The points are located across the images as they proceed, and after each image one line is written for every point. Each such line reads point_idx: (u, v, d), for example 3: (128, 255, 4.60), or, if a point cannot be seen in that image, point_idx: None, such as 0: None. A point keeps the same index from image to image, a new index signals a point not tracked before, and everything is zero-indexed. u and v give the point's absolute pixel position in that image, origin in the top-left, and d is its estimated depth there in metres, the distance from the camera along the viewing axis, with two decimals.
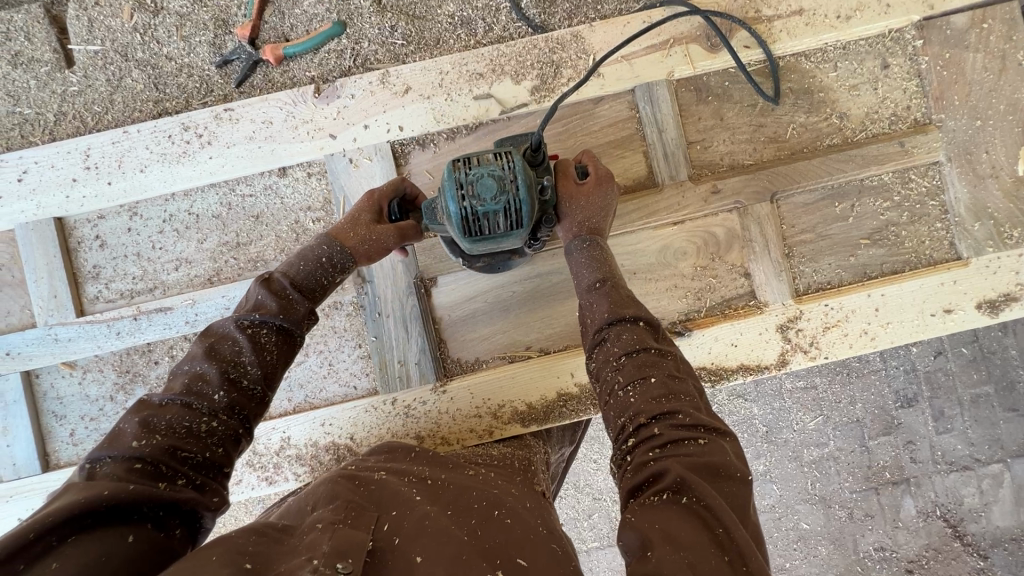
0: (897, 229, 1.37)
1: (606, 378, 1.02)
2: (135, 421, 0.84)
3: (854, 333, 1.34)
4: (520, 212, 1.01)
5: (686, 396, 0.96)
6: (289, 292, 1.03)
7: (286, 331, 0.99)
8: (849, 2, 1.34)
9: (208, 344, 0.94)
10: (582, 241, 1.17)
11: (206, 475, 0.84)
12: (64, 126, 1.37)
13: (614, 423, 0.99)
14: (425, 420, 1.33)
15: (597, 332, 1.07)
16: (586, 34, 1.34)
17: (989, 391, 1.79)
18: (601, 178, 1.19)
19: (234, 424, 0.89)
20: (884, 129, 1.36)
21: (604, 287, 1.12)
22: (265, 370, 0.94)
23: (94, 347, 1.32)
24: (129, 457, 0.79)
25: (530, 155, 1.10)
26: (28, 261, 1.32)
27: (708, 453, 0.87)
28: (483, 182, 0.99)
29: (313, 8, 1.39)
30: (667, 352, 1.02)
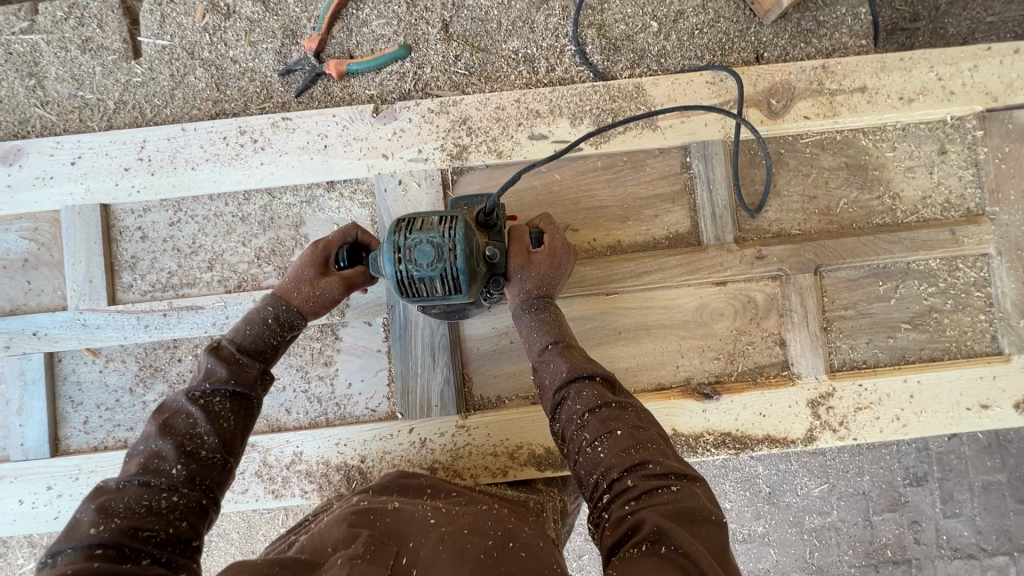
0: (939, 316, 1.34)
1: (572, 437, 1.00)
2: (91, 507, 0.83)
3: (885, 418, 1.31)
4: (458, 280, 1.01)
5: (654, 444, 0.96)
6: (239, 356, 1.06)
7: (240, 395, 1.02)
8: (914, 85, 1.33)
9: (162, 421, 0.96)
10: (533, 306, 1.17)
11: (172, 550, 0.83)
12: (123, 115, 1.39)
13: (587, 482, 0.96)
14: (440, 452, 1.31)
15: (559, 392, 1.05)
16: (648, 86, 1.34)
17: (1002, 480, 1.75)
18: (553, 249, 1.20)
19: (196, 495, 0.90)
20: (936, 215, 1.35)
21: (561, 346, 1.12)
22: (224, 436, 0.96)
23: (120, 338, 1.32)
24: (88, 545, 0.77)
25: (483, 219, 1.12)
26: (69, 244, 1.33)
27: (681, 500, 0.85)
28: (420, 248, 1.00)
29: (381, 29, 1.40)
30: (628, 404, 1.02)
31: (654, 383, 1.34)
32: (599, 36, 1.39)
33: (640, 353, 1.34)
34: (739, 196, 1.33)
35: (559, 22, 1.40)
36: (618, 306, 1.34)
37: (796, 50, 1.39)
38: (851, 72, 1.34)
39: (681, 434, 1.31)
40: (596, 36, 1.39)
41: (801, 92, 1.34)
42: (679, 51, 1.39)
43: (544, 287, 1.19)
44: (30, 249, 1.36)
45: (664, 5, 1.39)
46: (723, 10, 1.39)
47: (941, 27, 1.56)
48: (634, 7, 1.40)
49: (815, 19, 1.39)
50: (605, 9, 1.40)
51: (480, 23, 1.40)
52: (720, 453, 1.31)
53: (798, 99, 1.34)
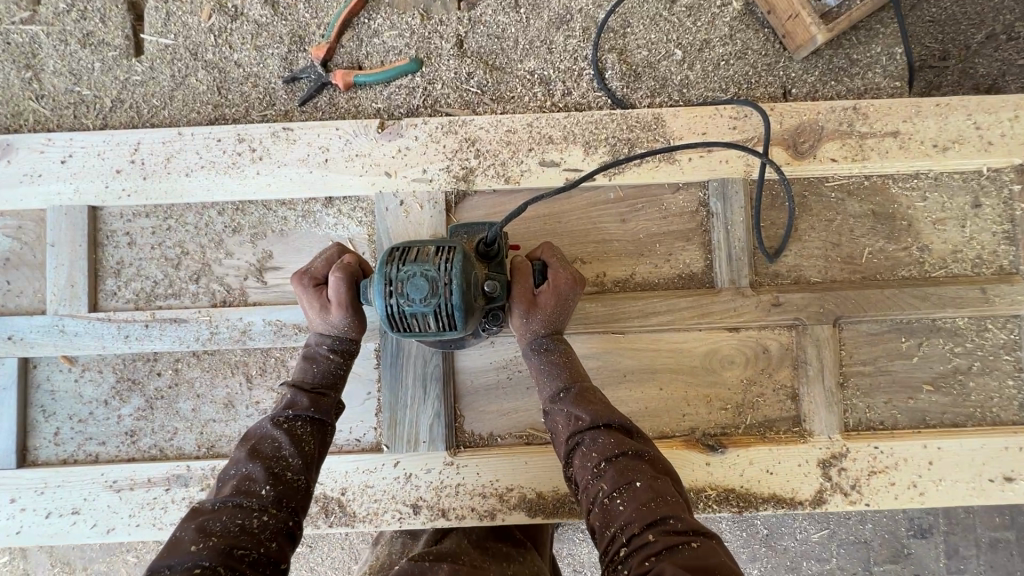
0: (964, 378, 1.26)
1: (586, 486, 0.94)
2: (191, 527, 0.84)
3: (901, 484, 1.23)
4: (452, 316, 0.94)
5: (674, 497, 0.90)
6: (317, 386, 1.08)
7: (318, 423, 1.04)
8: (949, 132, 1.26)
9: (250, 446, 0.98)
10: (542, 347, 1.11)
11: (262, 572, 0.82)
12: (119, 114, 1.34)
13: (602, 535, 0.89)
14: (426, 490, 1.23)
15: (573, 437, 1.00)
16: (668, 118, 1.27)
17: (1010, 537, 1.65)
18: (558, 287, 1.11)
19: (284, 517, 0.90)
20: (966, 271, 1.27)
21: (574, 391, 1.05)
22: (307, 460, 0.98)
23: (98, 348, 1.25)
24: (187, 565, 0.77)
25: (484, 249, 1.04)
26: (53, 245, 1.27)
27: (703, 557, 0.79)
28: (413, 282, 0.94)
29: (393, 41, 1.35)
30: (646, 451, 0.96)
31: (655, 431, 1.26)
32: (619, 61, 1.33)
33: (643, 398, 1.27)
34: (756, 234, 1.25)
35: (579, 45, 1.34)
36: (623, 348, 1.27)
37: (827, 88, 1.32)
38: (884, 115, 1.27)
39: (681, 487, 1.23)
40: (616, 61, 1.33)
41: (829, 133, 1.27)
42: (702, 82, 1.32)
43: (552, 325, 1.12)
44: (12, 248, 1.30)
45: (690, 33, 1.33)
46: (751, 42, 1.33)
47: (970, 67, 1.48)
48: (658, 33, 1.34)
49: (848, 57, 1.32)
50: (628, 33, 1.34)
51: (496, 41, 1.34)
52: (721, 510, 1.22)
53: (826, 140, 1.27)
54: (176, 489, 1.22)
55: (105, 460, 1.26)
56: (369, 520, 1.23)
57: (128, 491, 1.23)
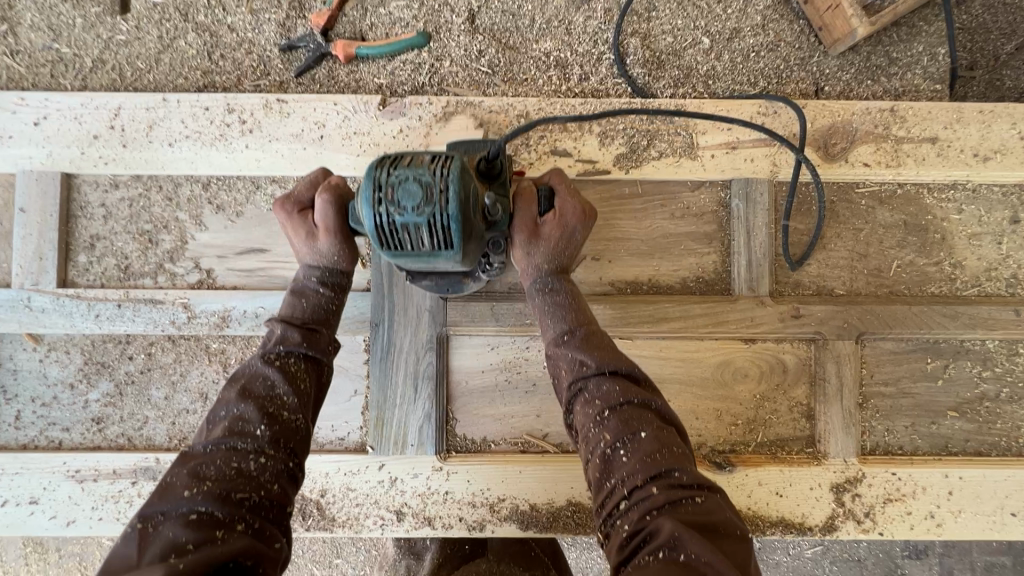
0: (991, 405, 1.19)
1: (587, 434, 0.85)
2: (183, 472, 0.75)
3: (918, 513, 1.15)
4: (449, 231, 0.81)
5: (679, 447, 0.82)
6: (311, 321, 0.95)
7: (314, 361, 0.92)
8: (991, 141, 1.18)
9: (240, 386, 0.86)
10: (546, 284, 1.00)
11: (264, 516, 0.75)
12: (99, 76, 1.24)
13: (601, 486, 0.81)
14: (412, 496, 1.15)
15: (574, 382, 0.90)
16: (691, 109, 1.18)
17: (1006, 561, 1.57)
18: (564, 218, 1.00)
19: (283, 458, 0.80)
20: (999, 290, 1.20)
21: (580, 334, 0.94)
22: (304, 398, 0.86)
23: (66, 327, 1.16)
24: (184, 510, 0.70)
25: (484, 167, 0.91)
26: (21, 214, 1.17)
27: (707, 513, 0.74)
28: (405, 187, 0.80)
29: (400, 11, 1.25)
30: (653, 401, 0.86)
31: None
32: (642, 47, 1.24)
33: None
34: (784, 236, 1.18)
35: (600, 27, 1.25)
36: (630, 354, 1.19)
37: (862, 87, 1.23)
38: (923, 119, 1.18)
39: None
40: (638, 47, 1.24)
41: (863, 136, 1.18)
42: (730, 74, 1.23)
43: (557, 260, 1.01)
44: None
45: (719, 20, 1.24)
46: (784, 33, 1.23)
47: (997, 80, 1.40)
48: (685, 18, 1.24)
49: (887, 54, 1.23)
50: (652, 17, 1.25)
51: (511, 18, 1.25)
52: None
53: (860, 143, 1.18)
54: (144, 483, 1.14)
55: (68, 448, 1.18)
56: (348, 525, 1.15)
57: (91, 482, 1.14)
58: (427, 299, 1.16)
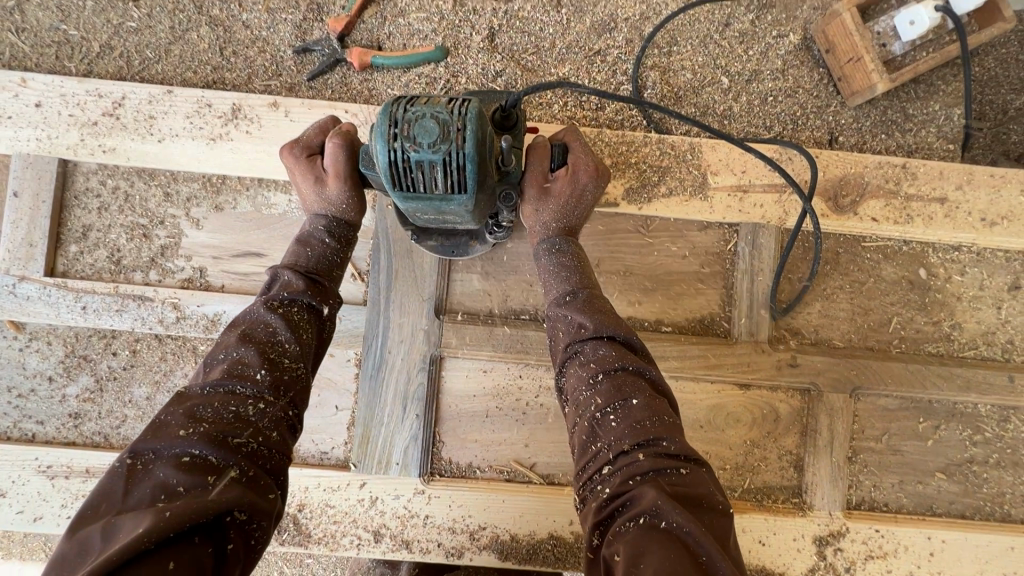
0: (978, 469, 1.19)
1: (579, 398, 0.84)
2: (178, 411, 0.72)
3: (898, 572, 1.15)
4: (464, 172, 0.75)
5: (670, 417, 0.81)
6: (314, 272, 0.94)
7: (316, 312, 0.91)
8: (999, 206, 1.18)
9: (240, 331, 0.84)
10: (552, 245, 1.00)
11: (261, 465, 0.73)
12: (106, 62, 1.21)
13: (587, 451, 0.81)
14: (391, 517, 1.13)
15: (571, 345, 0.89)
16: (705, 148, 1.17)
17: None
18: (576, 175, 1.00)
19: (283, 405, 0.79)
20: (995, 355, 1.20)
21: (582, 296, 0.93)
22: (305, 348, 0.85)
23: (50, 317, 1.13)
24: (177, 452, 0.68)
25: (500, 117, 0.87)
26: (13, 197, 1.14)
27: (689, 485, 0.73)
28: (422, 122, 0.75)
29: (419, 23, 1.23)
30: (647, 371, 0.85)
31: None
32: (660, 81, 1.23)
33: None
34: (784, 260, 1.15)
35: (620, 57, 1.24)
36: None
37: (876, 141, 1.23)
38: (934, 178, 1.18)
39: None
40: (657, 80, 1.23)
41: (874, 190, 1.17)
42: (746, 116, 1.22)
43: (565, 217, 1.02)
44: None
45: (740, 61, 1.23)
46: (803, 79, 1.23)
47: (1005, 133, 1.43)
48: (705, 56, 1.24)
49: (903, 110, 1.23)
50: (673, 52, 1.24)
51: (531, 39, 1.23)
52: None
53: (871, 197, 1.17)
54: None
55: (41, 442, 1.15)
56: (324, 543, 1.13)
57: (62, 479, 1.11)
58: (424, 317, 1.14)
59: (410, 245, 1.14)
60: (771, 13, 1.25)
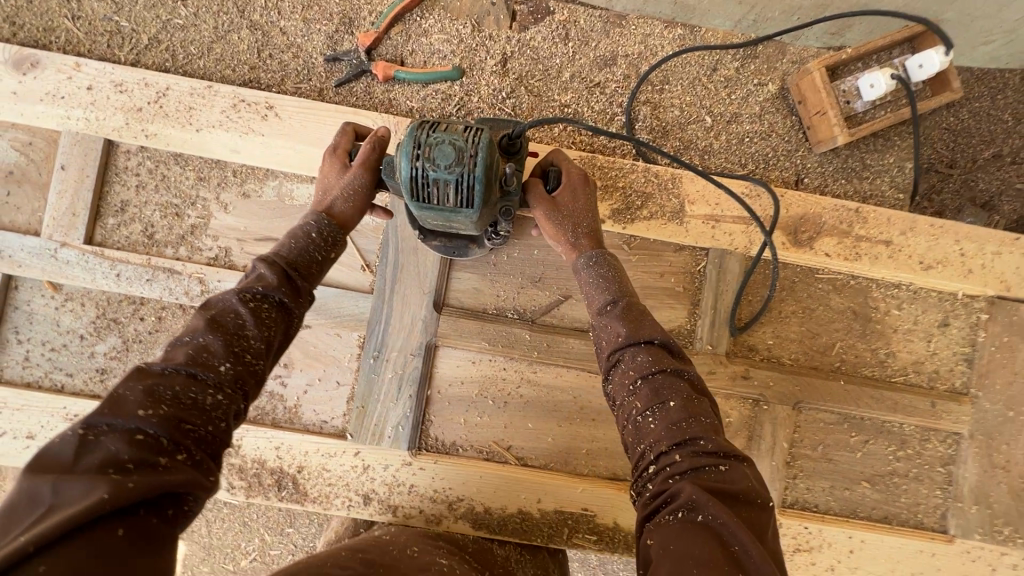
0: (899, 480, 1.36)
1: (622, 402, 0.94)
2: (137, 388, 0.73)
3: (820, 565, 1.31)
4: (473, 191, 0.89)
5: (707, 418, 0.89)
6: (289, 269, 0.95)
7: (286, 310, 0.92)
8: (936, 252, 1.34)
9: (208, 316, 0.85)
10: (591, 258, 1.09)
11: (207, 451, 0.74)
12: (153, 54, 1.33)
13: (633, 450, 0.92)
14: (380, 483, 1.27)
15: (613, 353, 0.98)
16: (685, 179, 1.32)
17: None
18: (575, 187, 1.13)
19: (238, 400, 0.80)
20: (922, 382, 1.36)
21: (621, 304, 1.03)
22: (270, 345, 0.87)
23: (87, 281, 1.25)
24: (131, 428, 0.68)
25: (506, 143, 1.01)
26: (61, 170, 1.26)
27: (728, 482, 0.82)
28: (441, 147, 0.88)
29: (440, 44, 1.37)
30: (686, 372, 0.95)
31: (607, 470, 1.32)
32: (651, 115, 1.38)
33: (603, 438, 1.33)
34: (745, 284, 1.30)
35: (617, 90, 1.38)
36: (595, 388, 1.33)
37: (836, 185, 1.39)
38: (882, 223, 1.34)
39: (622, 530, 1.29)
40: (648, 114, 1.38)
41: (829, 229, 1.33)
42: (724, 153, 1.38)
43: (585, 224, 1.12)
44: (19, 163, 1.29)
45: (723, 103, 1.39)
46: (777, 125, 1.39)
47: (971, 180, 1.59)
48: (693, 96, 1.39)
49: (862, 160, 1.39)
50: (664, 90, 1.39)
51: (539, 67, 1.38)
52: None
53: (825, 234, 1.33)
54: None
55: (69, 392, 1.27)
56: (319, 501, 1.26)
57: None
58: (423, 310, 1.28)
59: (416, 244, 1.28)
60: (754, 63, 1.40)
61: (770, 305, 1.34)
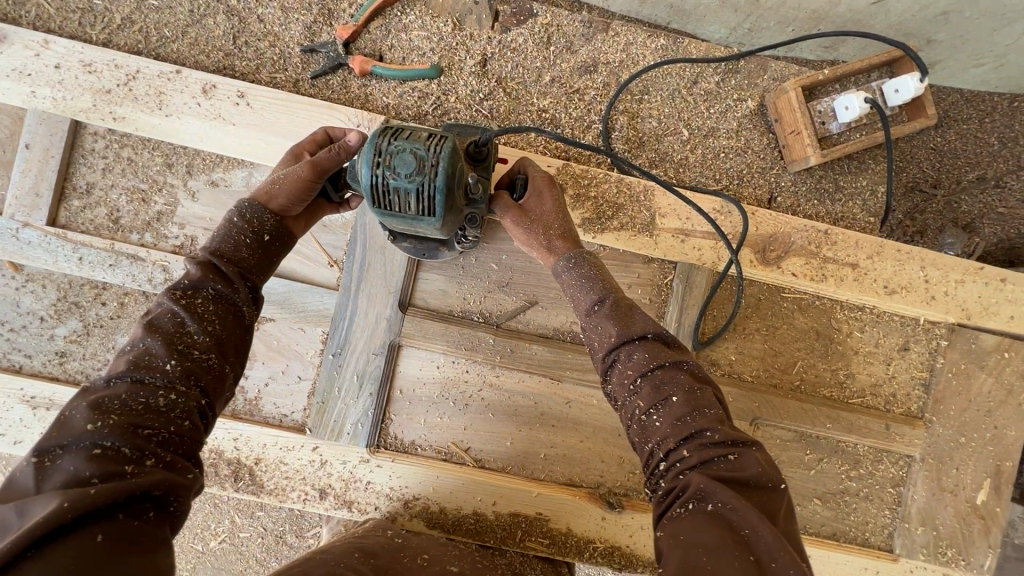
0: (849, 499, 1.38)
1: (623, 403, 0.92)
2: (83, 405, 0.73)
3: None
4: (434, 200, 0.89)
5: (712, 408, 0.88)
6: (218, 261, 0.90)
7: (226, 300, 0.88)
8: (901, 277, 1.35)
9: (145, 322, 0.83)
10: (571, 258, 1.04)
11: (175, 451, 0.75)
12: (125, 35, 1.30)
13: (641, 450, 0.90)
14: (337, 479, 1.28)
15: (609, 352, 0.94)
16: (657, 192, 1.32)
17: None
18: (541, 193, 1.11)
19: (195, 395, 0.79)
20: (878, 405, 1.39)
21: (610, 303, 0.98)
22: (215, 336, 0.84)
23: (48, 263, 1.24)
24: (86, 445, 0.69)
25: (472, 150, 1.00)
26: (25, 150, 1.24)
27: (740, 469, 0.81)
28: (402, 156, 0.88)
29: (419, 41, 1.35)
30: (686, 362, 0.92)
31: (565, 476, 1.34)
32: (628, 125, 1.38)
33: (562, 445, 1.34)
34: (710, 299, 1.31)
35: (596, 98, 1.38)
36: (557, 395, 1.34)
37: (808, 205, 1.39)
38: (851, 245, 1.34)
39: (575, 535, 1.31)
40: (625, 124, 1.37)
41: (797, 249, 1.34)
42: (699, 167, 1.38)
43: (558, 228, 1.08)
44: None
45: (701, 117, 1.38)
46: (753, 142, 1.39)
47: (953, 202, 1.62)
48: (672, 108, 1.38)
49: (835, 182, 1.39)
50: (644, 100, 1.38)
51: (519, 70, 1.36)
52: (603, 564, 1.32)
53: (793, 254, 1.34)
54: None
55: (27, 373, 1.26)
56: (274, 494, 1.27)
57: (43, 410, 1.23)
58: (388, 308, 1.28)
59: (383, 243, 1.27)
60: (735, 78, 1.40)
61: (735, 322, 1.35)
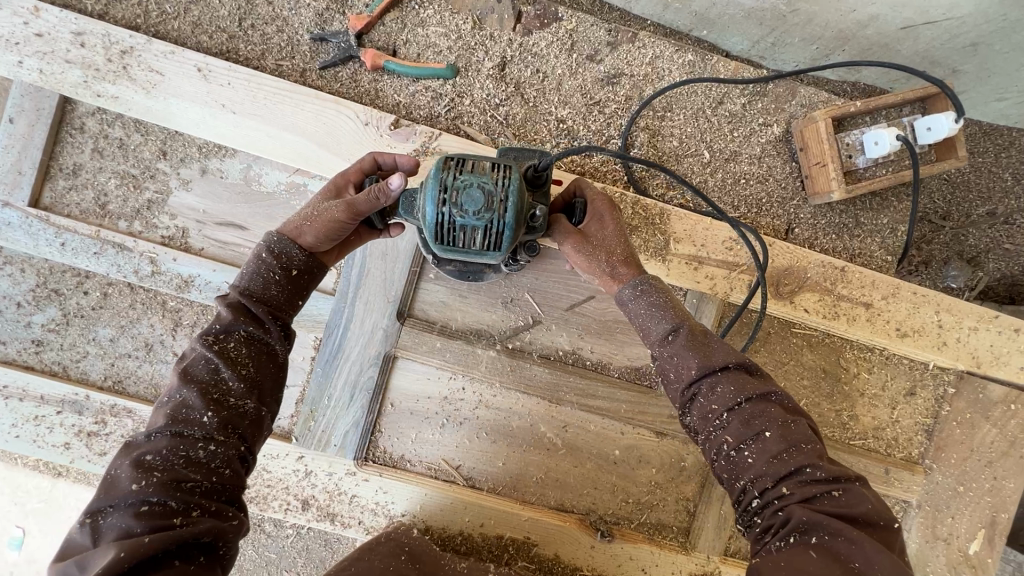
0: None
1: (707, 436, 0.85)
2: (126, 464, 0.72)
3: None
4: (502, 236, 0.86)
5: (810, 443, 0.81)
6: (249, 302, 0.86)
7: (260, 343, 0.85)
8: (914, 321, 1.32)
9: (181, 369, 0.81)
10: (637, 286, 0.95)
11: (219, 498, 0.74)
12: (123, 7, 1.22)
13: (728, 484, 0.84)
14: (321, 490, 1.24)
15: (688, 387, 0.87)
16: (673, 216, 1.27)
17: None
18: (602, 219, 1.01)
19: (235, 443, 0.77)
20: (879, 448, 1.36)
21: (685, 332, 0.90)
22: (250, 382, 0.81)
23: (28, 246, 1.17)
24: (133, 503, 0.69)
25: (530, 175, 0.94)
26: (9, 124, 1.17)
27: (846, 506, 0.75)
28: (470, 192, 0.84)
29: (437, 37, 1.28)
30: (774, 394, 0.85)
31: (556, 501, 1.30)
32: (648, 142, 1.32)
33: (556, 469, 1.30)
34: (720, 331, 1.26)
35: (617, 111, 1.32)
36: (555, 418, 1.30)
37: (825, 239, 1.35)
38: (866, 284, 1.30)
39: (562, 561, 1.28)
40: (645, 141, 1.32)
41: (812, 285, 1.29)
42: (719, 191, 1.33)
43: (624, 258, 0.99)
44: None
45: (724, 140, 1.33)
46: (775, 169, 1.34)
47: (960, 236, 1.56)
48: (694, 128, 1.33)
49: (855, 217, 1.35)
50: (666, 118, 1.32)
51: (538, 76, 1.30)
52: None
53: (809, 290, 1.29)
54: (68, 414, 1.18)
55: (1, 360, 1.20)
56: (254, 502, 1.22)
57: (16, 400, 1.17)
58: (386, 318, 1.22)
59: (384, 249, 1.22)
60: (761, 102, 1.34)
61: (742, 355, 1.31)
